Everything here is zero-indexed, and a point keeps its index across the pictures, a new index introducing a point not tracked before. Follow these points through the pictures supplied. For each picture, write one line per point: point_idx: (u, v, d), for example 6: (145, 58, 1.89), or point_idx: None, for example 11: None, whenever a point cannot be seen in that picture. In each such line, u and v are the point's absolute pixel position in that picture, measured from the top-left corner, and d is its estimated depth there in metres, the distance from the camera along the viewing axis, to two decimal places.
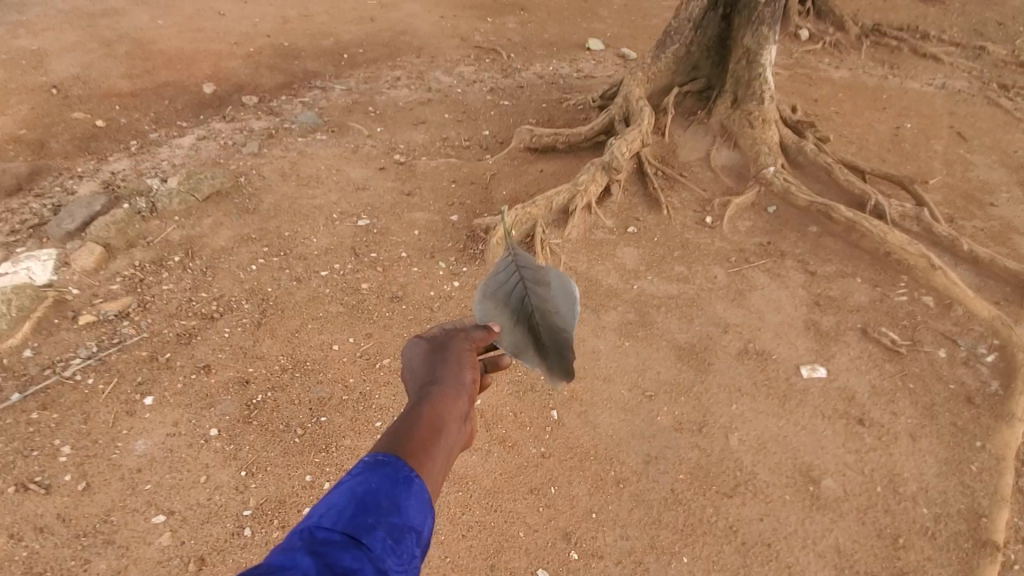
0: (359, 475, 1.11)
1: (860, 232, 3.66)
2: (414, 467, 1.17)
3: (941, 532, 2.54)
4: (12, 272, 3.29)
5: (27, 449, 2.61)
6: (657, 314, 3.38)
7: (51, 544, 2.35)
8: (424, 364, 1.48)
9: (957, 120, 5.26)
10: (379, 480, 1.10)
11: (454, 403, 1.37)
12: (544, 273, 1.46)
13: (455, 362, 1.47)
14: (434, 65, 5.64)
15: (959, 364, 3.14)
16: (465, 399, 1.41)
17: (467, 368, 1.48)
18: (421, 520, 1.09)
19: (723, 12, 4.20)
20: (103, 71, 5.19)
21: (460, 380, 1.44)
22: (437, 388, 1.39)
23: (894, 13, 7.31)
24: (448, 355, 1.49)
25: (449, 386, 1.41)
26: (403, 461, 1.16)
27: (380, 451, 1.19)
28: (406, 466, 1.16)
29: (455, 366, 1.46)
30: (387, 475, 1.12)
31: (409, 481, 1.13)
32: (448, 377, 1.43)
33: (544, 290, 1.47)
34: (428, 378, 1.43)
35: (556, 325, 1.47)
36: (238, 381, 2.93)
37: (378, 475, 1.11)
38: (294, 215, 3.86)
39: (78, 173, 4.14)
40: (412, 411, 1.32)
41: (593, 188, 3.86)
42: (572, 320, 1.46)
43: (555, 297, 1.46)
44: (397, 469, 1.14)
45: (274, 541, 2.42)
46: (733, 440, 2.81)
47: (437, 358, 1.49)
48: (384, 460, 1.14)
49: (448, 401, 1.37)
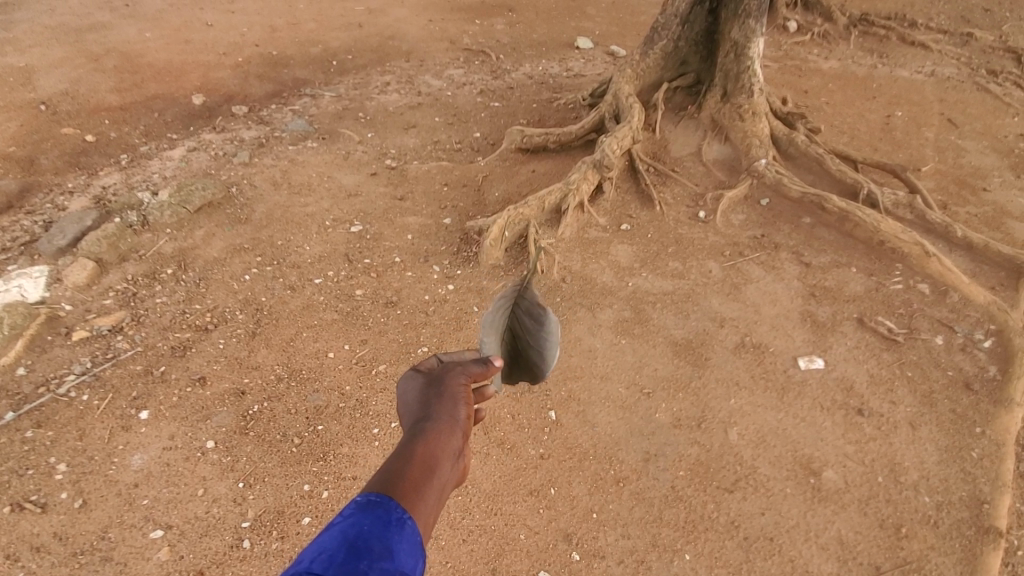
0: (350, 516, 1.02)
1: (853, 221, 3.65)
2: (406, 507, 1.09)
3: (943, 519, 2.53)
4: (4, 291, 3.28)
5: (23, 468, 2.60)
6: (653, 310, 3.37)
7: (49, 563, 2.34)
8: (419, 401, 1.44)
9: (948, 106, 5.26)
10: (371, 521, 1.01)
11: (448, 439, 1.31)
12: (543, 312, 1.64)
13: (449, 397, 1.42)
14: (423, 69, 5.63)
15: (956, 351, 3.14)
16: (460, 436, 1.35)
17: (462, 403, 1.43)
18: (413, 566, 0.99)
19: (710, 6, 4.20)
20: (91, 86, 5.18)
21: (454, 416, 1.38)
22: (430, 425, 1.33)
23: (882, 2, 7.31)
24: (443, 390, 1.45)
25: (443, 422, 1.35)
26: (395, 502, 1.08)
27: (371, 489, 1.11)
28: (398, 507, 1.07)
29: (450, 401, 1.41)
30: (379, 516, 1.03)
31: (402, 523, 1.04)
32: (442, 413, 1.38)
33: (539, 327, 1.66)
34: (422, 415, 1.38)
35: (538, 359, 1.71)
36: (234, 392, 2.92)
37: (369, 516, 1.02)
38: (287, 223, 3.85)
39: (69, 189, 4.13)
40: (405, 448, 1.26)
41: (585, 187, 3.85)
42: (553, 359, 1.71)
43: (545, 337, 1.67)
44: (389, 510, 1.05)
45: (274, 552, 2.41)
46: (732, 435, 2.80)
47: (432, 394, 1.44)
48: (376, 500, 1.06)
49: (441, 437, 1.31)
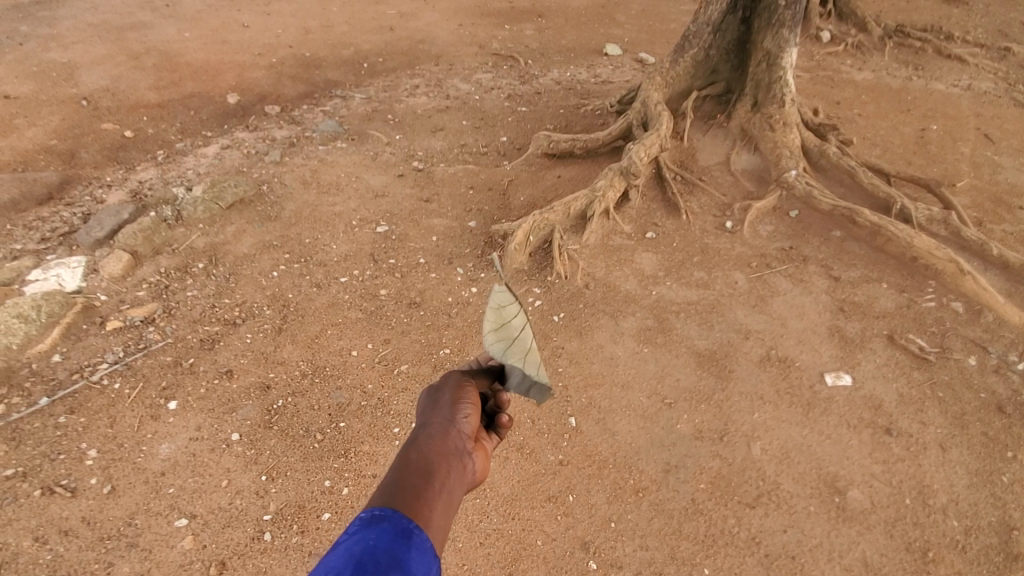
0: (355, 534, 1.00)
1: (885, 237, 3.59)
2: (412, 516, 1.08)
3: (972, 545, 2.46)
4: (43, 279, 3.39)
5: (55, 453, 2.67)
6: (676, 320, 3.35)
7: (76, 547, 2.39)
8: (420, 407, 1.42)
9: (985, 121, 5.15)
10: (377, 535, 1.00)
11: (447, 442, 1.29)
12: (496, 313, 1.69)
13: (447, 401, 1.40)
14: (452, 73, 5.68)
15: (990, 372, 3.06)
16: (462, 436, 1.33)
17: (462, 404, 1.41)
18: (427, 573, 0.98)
19: (743, 15, 4.14)
20: (131, 83, 5.32)
21: (454, 418, 1.37)
22: (428, 430, 1.32)
23: (917, 14, 7.18)
24: (440, 394, 1.43)
25: (440, 425, 1.33)
26: (401, 513, 1.07)
27: (376, 504, 1.09)
28: (405, 518, 1.06)
29: (449, 404, 1.39)
30: (386, 529, 1.01)
31: (409, 533, 1.03)
32: (441, 416, 1.36)
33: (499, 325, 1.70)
34: (420, 421, 1.36)
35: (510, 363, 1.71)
36: (259, 386, 2.97)
37: (376, 530, 1.01)
38: (315, 222, 3.91)
39: (107, 183, 4.25)
40: (404, 457, 1.24)
41: (611, 194, 3.84)
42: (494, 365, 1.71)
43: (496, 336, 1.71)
44: (395, 522, 1.04)
45: (293, 546, 2.44)
46: (755, 450, 2.76)
47: (429, 399, 1.42)
48: (381, 514, 1.05)
49: (440, 441, 1.29)
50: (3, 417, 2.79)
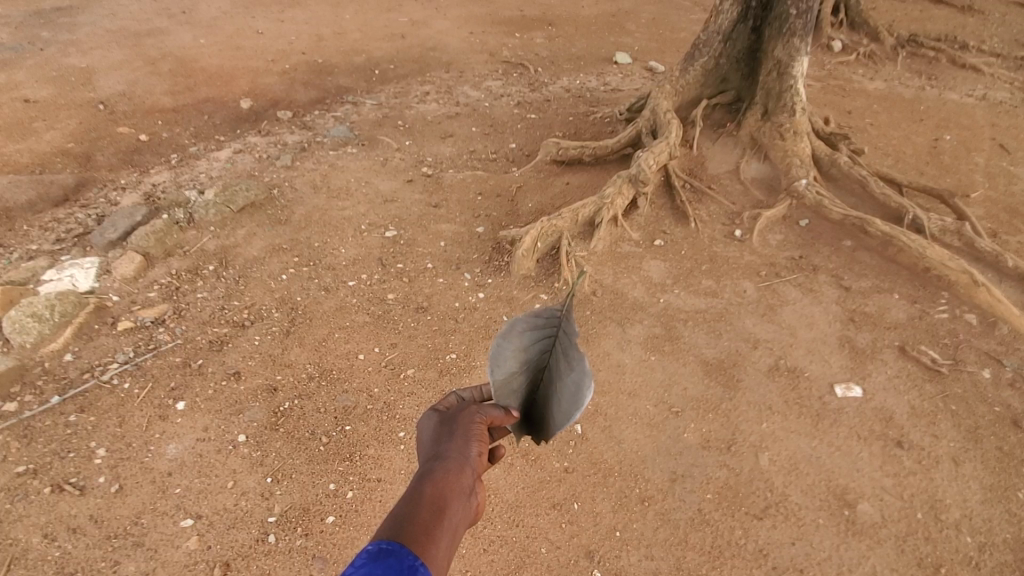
0: (362, 566, 0.97)
1: (897, 246, 3.55)
2: (417, 553, 1.05)
3: (986, 562, 2.41)
4: (57, 279, 3.44)
5: (64, 451, 2.70)
6: (683, 328, 3.33)
7: (84, 545, 2.41)
8: (433, 441, 1.44)
9: (1000, 132, 5.10)
10: (383, 569, 0.97)
11: (458, 478, 1.31)
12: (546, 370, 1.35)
13: (461, 435, 1.43)
14: (462, 80, 5.72)
15: (1004, 386, 3.01)
16: (471, 474, 1.34)
17: (474, 439, 1.43)
18: None
19: (753, 24, 4.13)
20: (146, 88, 5.41)
21: (465, 454, 1.38)
22: (440, 465, 1.33)
23: (931, 24, 7.13)
24: (455, 429, 1.45)
25: (452, 461, 1.35)
26: (407, 549, 1.05)
27: (382, 538, 1.08)
28: (410, 554, 1.04)
29: (461, 439, 1.41)
30: (391, 565, 0.99)
31: (414, 570, 1.00)
32: (452, 451, 1.38)
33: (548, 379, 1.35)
34: (432, 456, 1.37)
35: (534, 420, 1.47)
36: (266, 389, 2.99)
37: (381, 565, 0.98)
38: (324, 226, 3.94)
39: (121, 185, 4.31)
40: (414, 491, 1.24)
41: (620, 201, 3.83)
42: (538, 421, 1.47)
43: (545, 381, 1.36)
44: (401, 558, 1.01)
45: (297, 549, 2.44)
46: (763, 460, 2.74)
47: (443, 433, 1.45)
48: (387, 548, 1.02)
49: (452, 477, 1.30)
50: (16, 415, 2.83)
